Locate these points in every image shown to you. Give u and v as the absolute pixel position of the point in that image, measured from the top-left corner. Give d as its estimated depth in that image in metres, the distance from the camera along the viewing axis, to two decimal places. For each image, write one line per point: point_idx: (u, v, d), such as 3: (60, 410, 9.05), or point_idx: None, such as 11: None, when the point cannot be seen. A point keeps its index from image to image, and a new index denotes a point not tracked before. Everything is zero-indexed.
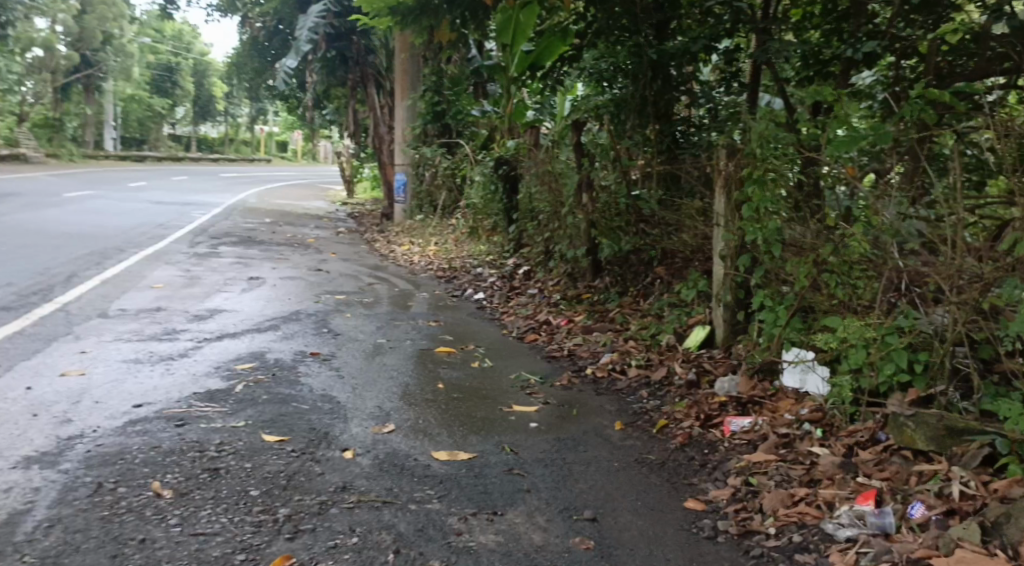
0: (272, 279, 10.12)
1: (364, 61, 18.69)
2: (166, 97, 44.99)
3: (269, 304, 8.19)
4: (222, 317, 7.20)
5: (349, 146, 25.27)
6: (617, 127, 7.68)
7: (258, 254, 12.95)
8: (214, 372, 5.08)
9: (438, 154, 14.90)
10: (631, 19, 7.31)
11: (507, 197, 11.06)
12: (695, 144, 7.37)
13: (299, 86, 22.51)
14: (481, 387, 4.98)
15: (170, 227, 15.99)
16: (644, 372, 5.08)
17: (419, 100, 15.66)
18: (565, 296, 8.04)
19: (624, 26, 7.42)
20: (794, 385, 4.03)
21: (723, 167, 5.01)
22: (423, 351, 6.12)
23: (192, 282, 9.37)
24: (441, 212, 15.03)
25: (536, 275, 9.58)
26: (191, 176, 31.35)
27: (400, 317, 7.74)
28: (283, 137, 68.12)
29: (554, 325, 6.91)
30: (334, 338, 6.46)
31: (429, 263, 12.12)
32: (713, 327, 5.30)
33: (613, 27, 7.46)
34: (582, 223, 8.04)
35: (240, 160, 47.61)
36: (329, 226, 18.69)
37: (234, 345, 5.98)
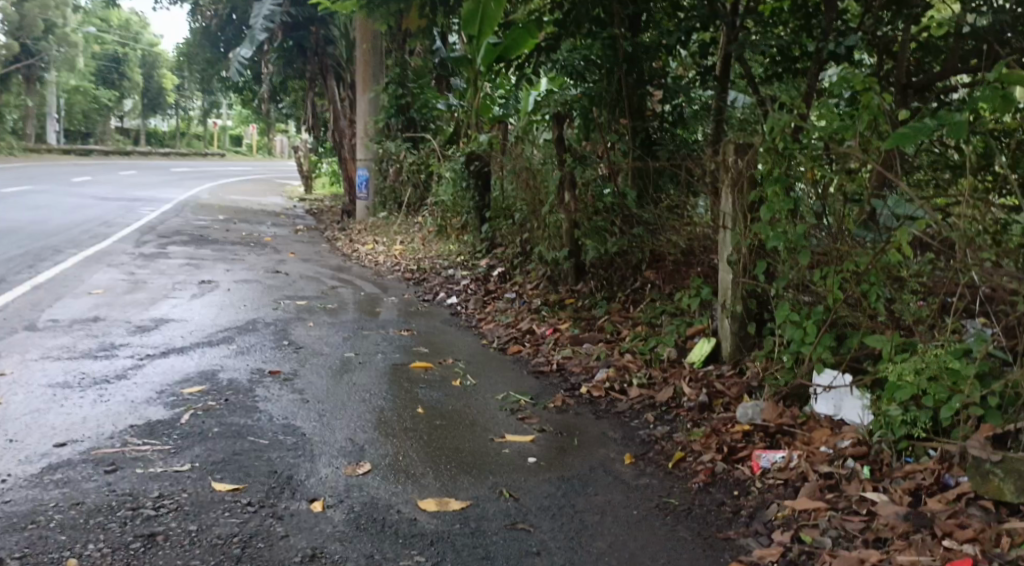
0: (226, 283, 9.41)
1: (324, 52, 17.92)
2: (114, 89, 43.37)
3: (222, 311, 7.49)
4: (169, 327, 6.50)
5: (308, 140, 24.38)
6: (588, 124, 7.28)
7: (212, 254, 12.19)
8: (156, 398, 4.42)
9: (402, 149, 14.25)
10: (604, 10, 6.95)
11: (478, 194, 10.50)
12: (671, 141, 7.08)
13: (254, 78, 21.65)
14: (465, 412, 4.41)
15: (115, 226, 15.06)
16: (647, 392, 4.56)
17: (382, 93, 15.01)
18: (546, 301, 7.50)
19: (596, 17, 7.04)
20: (827, 413, 3.57)
21: (733, 163, 4.53)
22: (396, 366, 5.52)
23: (137, 287, 8.61)
24: (407, 209, 14.38)
25: (512, 277, 9.02)
26: (141, 172, 30.12)
27: (369, 325, 7.13)
28: (238, 132, 66.44)
29: (538, 335, 6.40)
30: (296, 353, 5.81)
31: (395, 263, 11.48)
32: (719, 340, 4.82)
33: (583, 18, 7.09)
34: (567, 224, 7.55)
35: (194, 155, 46.12)
36: (288, 223, 17.88)
37: (181, 363, 5.30)
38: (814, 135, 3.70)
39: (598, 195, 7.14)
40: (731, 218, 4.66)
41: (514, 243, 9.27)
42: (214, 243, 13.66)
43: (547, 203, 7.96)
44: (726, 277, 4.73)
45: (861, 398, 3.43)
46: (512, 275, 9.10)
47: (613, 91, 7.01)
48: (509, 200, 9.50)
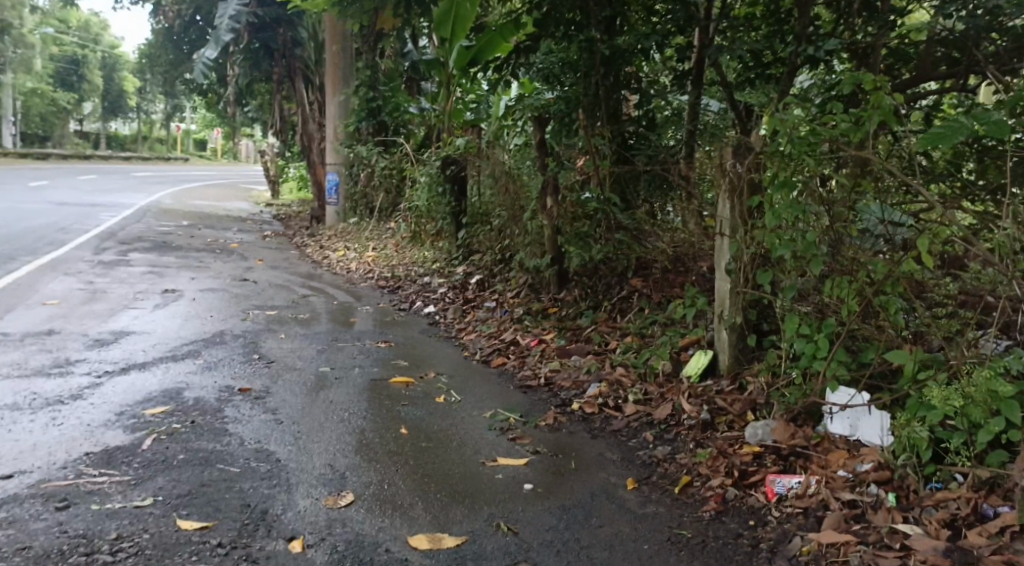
0: (190, 292, 9.00)
1: (291, 53, 17.48)
2: (73, 91, 42.21)
3: (187, 322, 7.11)
4: (130, 341, 6.11)
5: (275, 144, 23.86)
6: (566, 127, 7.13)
7: (175, 262, 11.74)
8: (115, 421, 4.07)
9: (373, 153, 13.91)
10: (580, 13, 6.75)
11: (454, 200, 10.22)
12: (649, 147, 6.89)
13: (220, 81, 21.13)
14: (452, 432, 4.13)
15: (73, 232, 14.49)
16: (644, 408, 4.32)
17: (353, 96, 14.64)
18: (528, 310, 7.24)
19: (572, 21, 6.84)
20: (842, 433, 3.35)
21: (732, 168, 4.34)
22: (374, 381, 5.21)
23: (95, 297, 8.18)
24: (378, 214, 14.03)
25: (491, 285, 8.75)
26: (102, 176, 29.30)
27: (343, 336, 6.80)
28: (202, 136, 65.26)
29: (523, 346, 6.14)
30: (267, 368, 5.46)
31: (368, 271, 11.14)
32: (716, 352, 4.60)
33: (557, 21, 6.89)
34: (550, 231, 7.31)
35: (157, 159, 45.11)
36: (256, 229, 17.41)
37: (142, 381, 4.93)
38: (825, 137, 3.49)
39: (582, 200, 6.92)
40: (730, 225, 4.46)
41: (492, 250, 9.00)
42: (177, 250, 13.18)
43: (528, 208, 7.72)
44: (724, 287, 4.52)
45: (879, 416, 3.23)
46: (490, 282, 8.82)
47: (590, 93, 6.79)
48: (488, 205, 9.24)
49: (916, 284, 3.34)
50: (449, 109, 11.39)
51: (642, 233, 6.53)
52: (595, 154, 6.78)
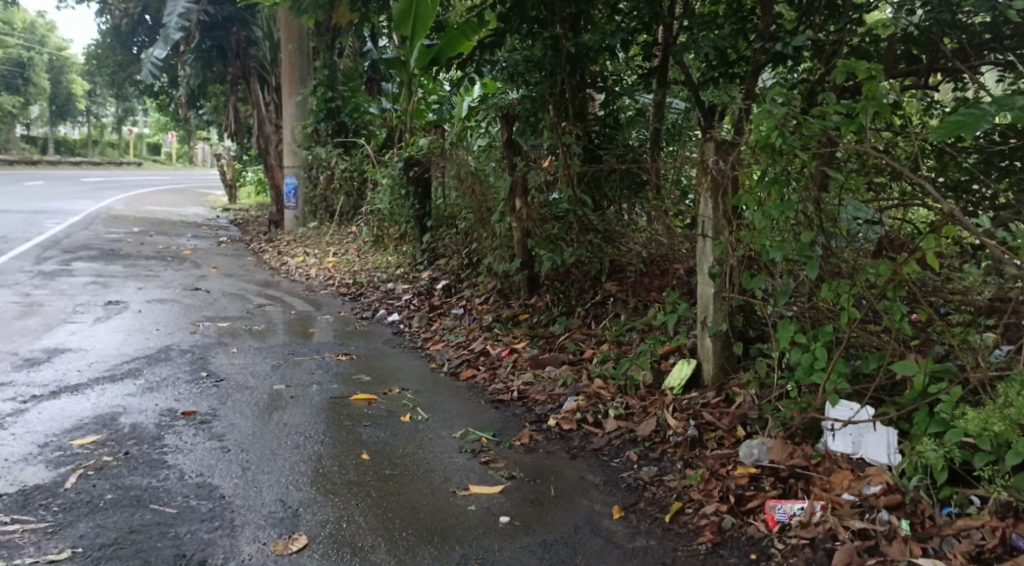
0: (136, 303, 8.49)
1: (245, 53, 16.87)
2: (19, 95, 40.78)
3: (130, 337, 6.64)
4: (64, 359, 5.64)
5: (231, 148, 23.16)
6: (530, 126, 6.87)
7: (122, 271, 11.16)
8: (37, 454, 3.64)
9: (333, 155, 13.43)
10: (545, 9, 6.46)
11: (418, 202, 9.84)
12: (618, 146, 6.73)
13: (172, 82, 20.40)
14: (419, 457, 3.78)
15: (15, 241, 13.78)
16: (625, 423, 4.01)
17: (311, 96, 14.13)
18: (497, 317, 6.90)
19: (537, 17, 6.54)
20: (844, 451, 3.03)
21: (714, 164, 4.06)
22: (334, 399, 4.83)
23: (31, 311, 7.65)
24: (339, 218, 13.56)
25: (458, 291, 8.40)
26: (52, 182, 28.29)
27: (300, 349, 6.39)
28: (156, 140, 63.66)
29: (493, 357, 5.80)
30: (215, 387, 5.05)
31: (328, 277, 10.70)
32: (699, 361, 4.30)
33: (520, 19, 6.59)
34: (518, 234, 6.99)
35: (109, 164, 43.83)
36: (211, 235, 16.80)
37: (73, 406, 4.49)
38: (819, 129, 3.23)
39: (552, 202, 6.62)
40: (713, 226, 4.18)
41: (458, 255, 8.65)
42: (126, 258, 12.59)
43: (496, 210, 7.39)
44: (707, 291, 4.23)
45: (884, 432, 2.94)
46: (457, 288, 8.46)
47: (555, 92, 6.58)
48: (453, 208, 8.88)
49: (920, 287, 3.10)
50: (411, 110, 10.99)
51: (615, 235, 6.23)
52: (565, 151, 6.42)
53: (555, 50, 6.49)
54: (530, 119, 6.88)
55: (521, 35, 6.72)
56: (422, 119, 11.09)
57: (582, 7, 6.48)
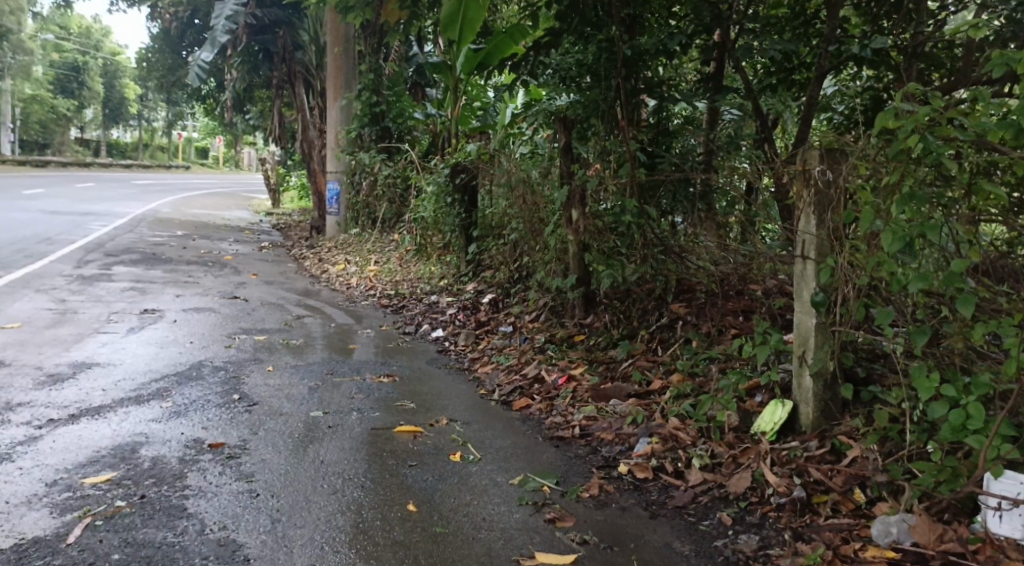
0: (172, 312, 8.17)
1: (291, 57, 16.61)
2: (74, 98, 41.60)
3: (161, 351, 6.27)
4: (89, 376, 5.26)
5: (275, 152, 23.02)
6: (581, 132, 6.52)
7: (162, 277, 10.92)
8: (43, 496, 3.21)
9: (376, 161, 13.08)
10: (601, 10, 6.05)
11: (464, 211, 9.41)
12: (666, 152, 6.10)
13: (218, 85, 20.36)
14: (474, 509, 3.28)
15: (59, 243, 13.70)
16: (711, 475, 3.43)
17: (355, 100, 13.81)
18: (550, 337, 6.37)
19: (592, 21, 6.11)
20: (1010, 536, 2.56)
21: (819, 173, 3.49)
22: (376, 431, 4.35)
23: (62, 319, 7.34)
24: (381, 225, 13.19)
25: (506, 305, 7.92)
26: (100, 184, 28.50)
27: (340, 368, 5.95)
28: (203, 144, 64.55)
29: (549, 383, 5.25)
30: (246, 413, 4.60)
31: (369, 287, 10.30)
32: (795, 402, 3.69)
33: (575, 23, 6.16)
34: (575, 248, 6.47)
35: (157, 167, 44.40)
36: (253, 240, 16.57)
37: (91, 434, 4.07)
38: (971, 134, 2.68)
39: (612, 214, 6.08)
40: (816, 247, 3.58)
41: (505, 266, 8.18)
42: (166, 263, 12.37)
43: (550, 222, 6.89)
44: (807, 322, 3.63)
45: None
46: (505, 303, 7.97)
47: (608, 99, 6.03)
48: (500, 218, 8.41)
49: None
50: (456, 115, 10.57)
51: (684, 250, 5.65)
52: (631, 159, 5.87)
53: (610, 53, 5.99)
54: (588, 125, 6.43)
55: (578, 37, 6.23)
56: (468, 126, 10.67)
57: (638, 10, 6.08)
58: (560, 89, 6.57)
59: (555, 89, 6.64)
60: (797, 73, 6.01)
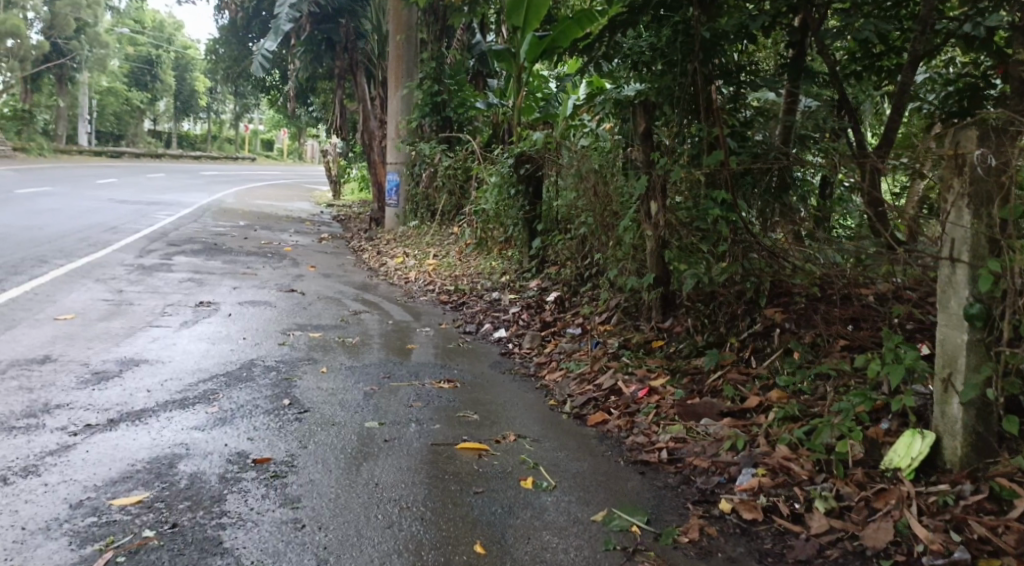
0: (227, 304, 7.89)
1: (354, 46, 16.35)
2: (145, 91, 42.52)
3: (212, 347, 5.94)
4: (135, 375, 4.94)
5: (335, 143, 22.91)
6: (653, 123, 6.16)
7: (220, 267, 10.72)
8: (64, 521, 2.84)
9: (437, 152, 12.72)
10: None
11: (528, 203, 8.93)
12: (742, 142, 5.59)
13: (282, 75, 20.30)
14: (553, 553, 2.80)
15: (122, 232, 13.69)
16: (840, 523, 2.88)
17: (417, 90, 13.46)
18: (624, 342, 5.83)
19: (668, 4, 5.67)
20: None
21: (976, 156, 2.91)
22: (436, 448, 3.90)
23: (116, 311, 7.10)
24: (440, 218, 12.82)
25: (573, 304, 7.41)
26: (168, 174, 28.86)
27: (398, 370, 5.53)
28: (267, 136, 65.56)
29: (627, 394, 4.71)
30: (296, 422, 4.19)
31: (428, 281, 9.88)
32: (938, 434, 3.12)
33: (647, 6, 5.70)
34: (654, 244, 5.93)
35: (223, 158, 45.13)
36: (312, 231, 16.36)
37: (128, 443, 3.70)
38: None
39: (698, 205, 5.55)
40: (971, 248, 2.98)
41: (572, 263, 7.65)
42: (225, 253, 12.21)
43: (625, 216, 6.36)
44: (955, 338, 3.06)
45: None
46: (572, 302, 7.47)
47: (682, 85, 5.63)
48: (565, 211, 7.88)
49: None
50: (520, 106, 10.11)
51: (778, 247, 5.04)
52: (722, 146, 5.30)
53: (686, 36, 5.55)
54: (669, 111, 5.89)
55: (652, 19, 5.85)
56: (531, 115, 10.21)
57: None
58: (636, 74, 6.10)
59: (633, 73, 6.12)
60: (884, 60, 5.68)
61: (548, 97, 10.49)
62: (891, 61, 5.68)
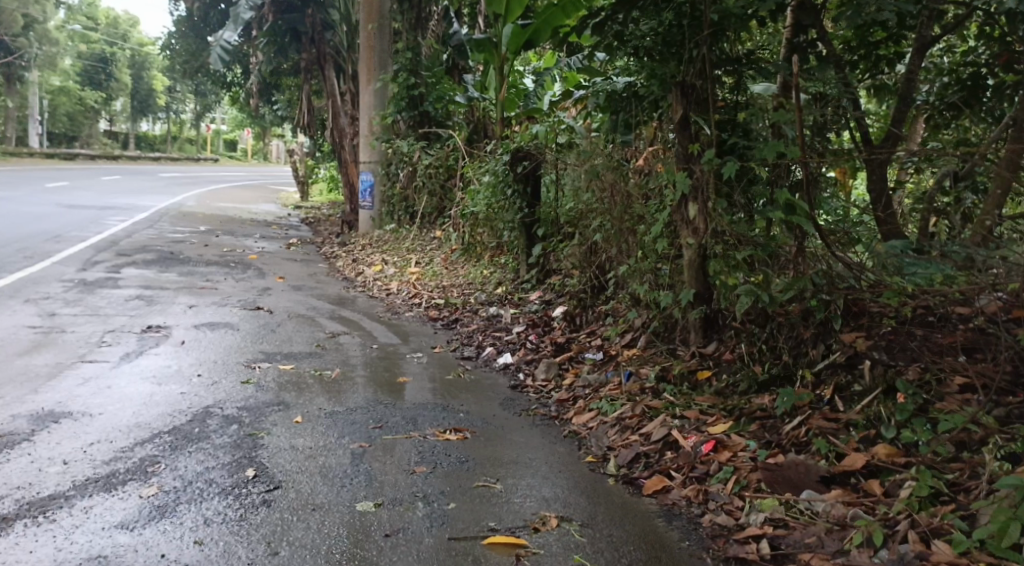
0: (181, 328, 6.77)
1: (321, 38, 14.99)
2: (102, 90, 40.75)
3: (158, 390, 4.83)
4: (51, 438, 3.88)
5: (303, 143, 21.62)
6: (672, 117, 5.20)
7: (177, 281, 9.55)
8: None
9: (416, 149, 11.65)
10: None
11: (526, 205, 7.91)
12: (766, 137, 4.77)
13: (245, 69, 19.01)
14: None
15: (68, 241, 12.41)
16: None
17: (392, 83, 12.37)
18: (662, 373, 4.84)
19: None
20: None
21: None
22: (456, 547, 2.92)
23: (43, 342, 5.95)
24: (421, 221, 11.74)
25: (585, 323, 6.43)
26: (127, 177, 27.32)
27: (391, 416, 4.49)
28: (232, 136, 63.68)
29: (688, 447, 3.73)
30: (264, 508, 3.19)
31: (412, 294, 8.81)
32: None
33: None
34: (695, 254, 4.99)
35: (185, 159, 43.45)
36: (280, 236, 15.17)
37: (20, 562, 2.73)
38: None
39: (735, 203, 4.82)
40: None
41: (581, 273, 6.66)
42: (183, 264, 11.01)
43: (655, 221, 5.40)
44: None
45: None
46: (583, 320, 6.49)
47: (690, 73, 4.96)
48: (572, 213, 6.88)
49: None
50: (502, 100, 9.02)
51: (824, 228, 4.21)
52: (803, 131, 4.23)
53: (692, 18, 4.85)
54: (693, 102, 5.07)
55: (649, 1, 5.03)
56: (514, 109, 9.14)
57: None
58: (653, 57, 5.13)
59: (635, 61, 5.28)
60: (882, 48, 5.23)
61: (525, 93, 9.51)
62: (888, 50, 5.24)
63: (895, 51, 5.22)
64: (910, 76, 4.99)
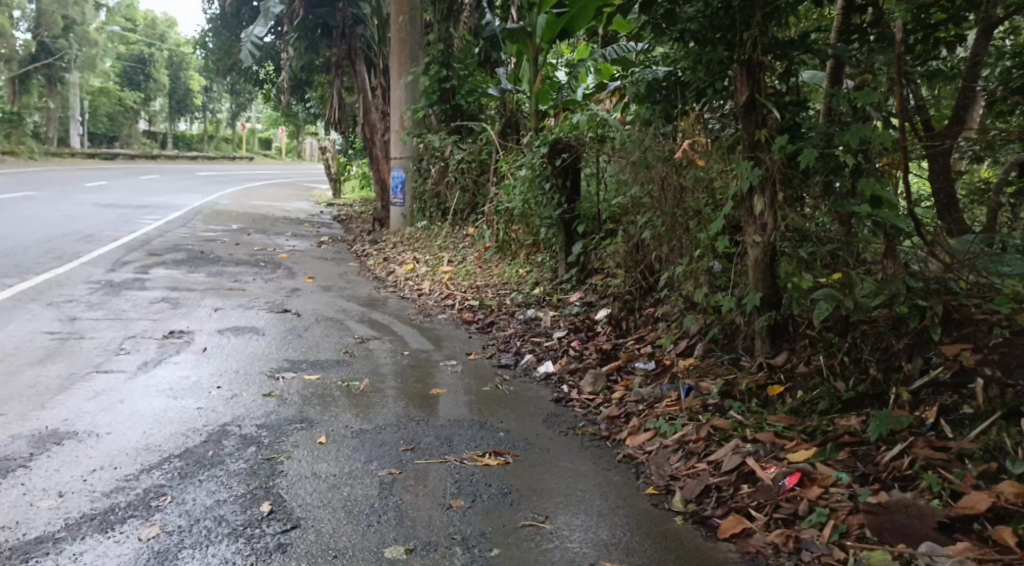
0: (204, 334, 6.39)
1: (352, 32, 14.60)
2: (140, 91, 41.06)
3: (172, 405, 4.42)
4: (48, 464, 3.48)
5: (335, 139, 21.31)
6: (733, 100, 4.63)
7: (204, 282, 9.21)
8: None
9: (448, 143, 11.20)
10: None
11: (565, 200, 7.41)
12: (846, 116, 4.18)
13: (277, 66, 18.74)
14: None
15: (99, 240, 12.19)
16: None
17: (423, 76, 11.92)
18: (726, 388, 4.31)
19: None
20: None
21: None
22: None
23: (59, 350, 5.61)
24: (453, 218, 11.28)
25: (631, 327, 5.92)
26: (163, 176, 27.33)
27: (424, 436, 4.02)
28: (267, 135, 64.04)
29: (767, 481, 3.21)
30: (277, 557, 2.76)
31: (446, 294, 8.36)
32: None
33: None
34: (763, 253, 4.41)
35: (220, 158, 43.62)
36: (311, 234, 14.84)
37: None
38: None
39: (807, 195, 4.25)
40: None
41: (626, 273, 6.14)
42: (212, 263, 10.70)
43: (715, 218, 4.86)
44: None
45: None
46: (629, 323, 5.98)
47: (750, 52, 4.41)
48: (617, 209, 6.37)
49: None
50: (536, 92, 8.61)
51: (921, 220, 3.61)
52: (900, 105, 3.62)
53: None
54: (757, 81, 4.51)
55: None
56: (547, 102, 8.72)
57: None
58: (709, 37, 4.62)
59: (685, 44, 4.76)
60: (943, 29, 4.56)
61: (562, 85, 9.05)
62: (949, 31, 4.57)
63: (956, 32, 4.56)
64: (974, 59, 4.30)
